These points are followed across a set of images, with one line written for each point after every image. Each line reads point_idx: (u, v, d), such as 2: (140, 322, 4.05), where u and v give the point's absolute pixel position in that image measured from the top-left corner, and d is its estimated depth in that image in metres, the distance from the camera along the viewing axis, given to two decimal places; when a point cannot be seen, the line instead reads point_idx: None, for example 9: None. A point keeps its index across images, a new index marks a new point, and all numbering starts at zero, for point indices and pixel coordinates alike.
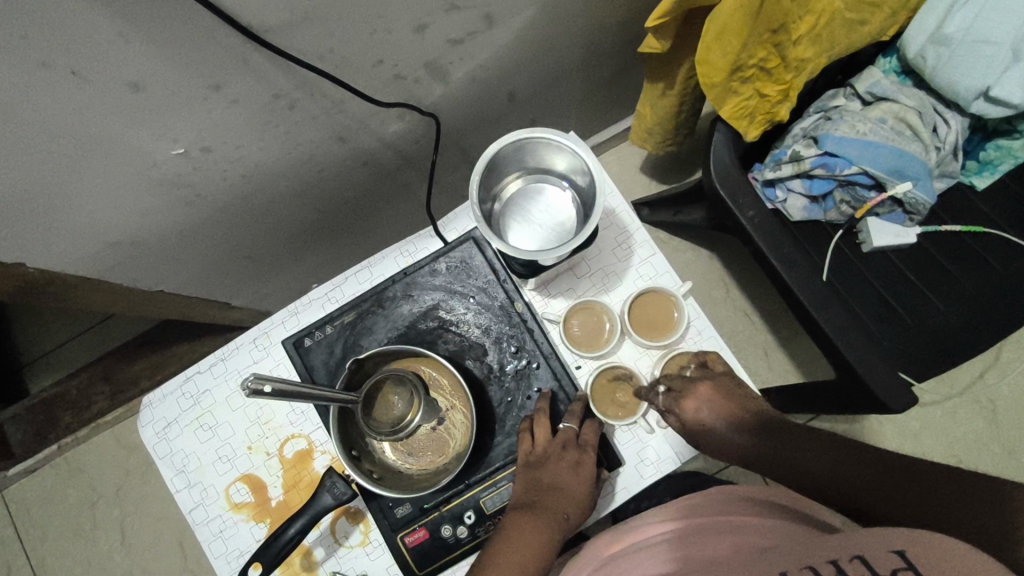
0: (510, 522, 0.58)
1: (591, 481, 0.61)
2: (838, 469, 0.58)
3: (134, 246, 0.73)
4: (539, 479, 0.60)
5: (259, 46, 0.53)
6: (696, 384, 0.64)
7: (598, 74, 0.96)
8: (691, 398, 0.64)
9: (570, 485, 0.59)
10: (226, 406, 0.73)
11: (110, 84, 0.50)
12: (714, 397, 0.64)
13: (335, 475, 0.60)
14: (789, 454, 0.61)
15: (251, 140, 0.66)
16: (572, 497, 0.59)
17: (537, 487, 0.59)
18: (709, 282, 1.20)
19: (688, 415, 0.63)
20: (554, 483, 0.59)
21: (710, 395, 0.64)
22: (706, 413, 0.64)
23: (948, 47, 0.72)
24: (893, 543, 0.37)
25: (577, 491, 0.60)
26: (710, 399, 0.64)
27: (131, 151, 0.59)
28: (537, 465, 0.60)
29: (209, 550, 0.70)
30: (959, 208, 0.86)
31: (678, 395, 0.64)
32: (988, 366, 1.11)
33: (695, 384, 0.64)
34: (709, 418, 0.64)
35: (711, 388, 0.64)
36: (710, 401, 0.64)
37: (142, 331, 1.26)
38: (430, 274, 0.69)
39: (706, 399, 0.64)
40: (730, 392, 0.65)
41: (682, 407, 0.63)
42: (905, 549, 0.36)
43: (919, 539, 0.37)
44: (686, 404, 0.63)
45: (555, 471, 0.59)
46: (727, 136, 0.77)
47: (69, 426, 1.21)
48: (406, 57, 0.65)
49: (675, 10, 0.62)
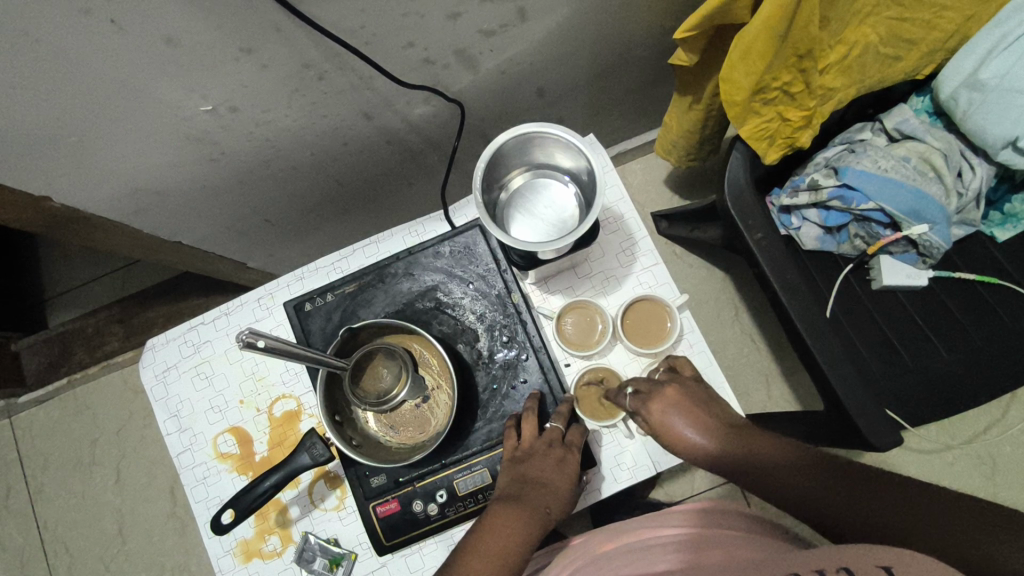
0: (489, 512, 0.56)
1: (575, 480, 0.59)
2: (813, 480, 0.53)
3: (159, 194, 0.76)
4: (524, 472, 0.59)
5: (291, 16, 0.55)
6: (662, 386, 0.61)
7: (630, 81, 0.96)
8: (656, 399, 0.60)
9: (553, 481, 0.58)
10: (225, 358, 0.75)
11: (148, 36, 0.53)
12: (682, 401, 0.60)
13: (316, 437, 0.62)
14: (757, 465, 0.55)
15: (279, 106, 0.68)
16: (555, 493, 0.58)
17: (519, 479, 0.58)
18: (718, 302, 1.19)
19: (653, 416, 0.59)
20: (538, 478, 0.58)
21: (677, 399, 0.60)
22: (674, 418, 0.59)
23: (981, 93, 0.71)
24: (882, 558, 0.39)
25: (560, 488, 0.58)
26: (678, 403, 0.60)
27: (163, 103, 0.61)
28: (523, 459, 0.60)
29: (191, 494, 0.73)
30: (976, 257, 0.84)
31: (644, 396, 0.61)
32: (993, 422, 1.09)
33: (661, 386, 0.61)
34: (678, 423, 0.59)
35: (681, 392, 0.60)
36: (678, 404, 0.60)
37: (161, 280, 1.30)
38: (433, 256, 0.71)
39: (674, 400, 0.60)
40: (700, 398, 0.60)
41: (648, 408, 0.60)
42: (892, 566, 0.38)
43: (907, 557, 0.38)
44: (652, 405, 0.60)
45: (539, 467, 0.59)
46: (744, 157, 0.77)
47: (82, 360, 1.28)
48: (436, 42, 0.67)
49: (704, 24, 0.62)
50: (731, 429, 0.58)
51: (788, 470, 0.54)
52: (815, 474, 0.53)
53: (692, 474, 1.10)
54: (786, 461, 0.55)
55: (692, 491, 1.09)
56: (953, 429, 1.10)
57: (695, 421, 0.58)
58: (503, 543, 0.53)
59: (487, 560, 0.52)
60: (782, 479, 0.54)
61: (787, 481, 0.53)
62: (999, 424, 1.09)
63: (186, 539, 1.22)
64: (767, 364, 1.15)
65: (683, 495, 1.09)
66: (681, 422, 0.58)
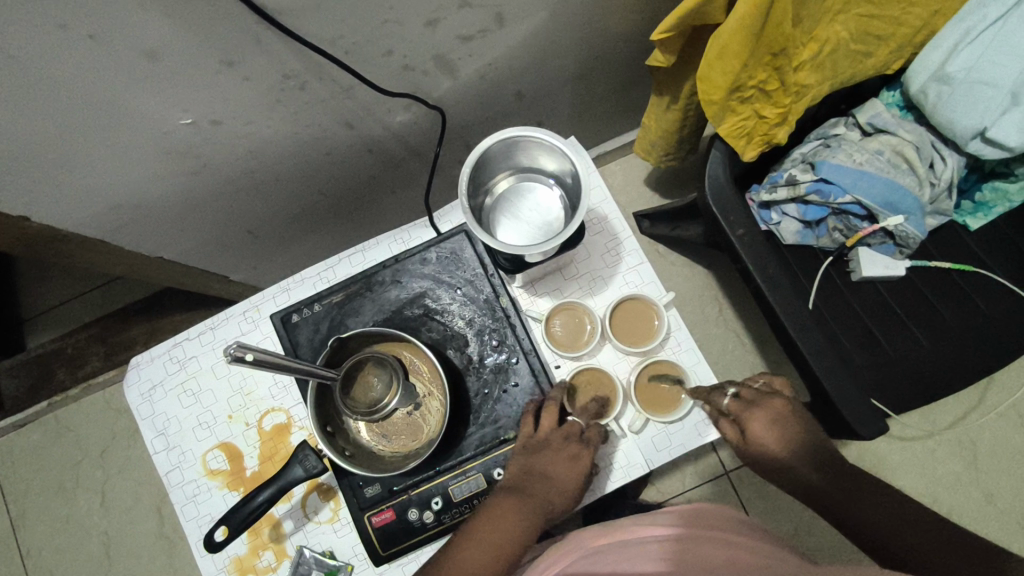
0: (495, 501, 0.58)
1: (585, 475, 0.61)
2: (871, 502, 0.54)
3: (140, 210, 0.75)
4: (531, 467, 0.61)
5: (271, 26, 0.55)
6: (770, 398, 0.63)
7: (608, 83, 0.97)
8: (757, 413, 0.62)
9: (563, 478, 0.60)
10: (211, 374, 0.74)
11: (126, 50, 0.52)
12: (783, 416, 0.62)
13: (308, 449, 0.62)
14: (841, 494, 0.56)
15: (260, 117, 0.68)
16: (562, 489, 0.60)
17: (528, 473, 0.60)
18: (702, 299, 1.21)
19: (752, 430, 0.61)
20: (546, 473, 0.60)
21: (780, 412, 0.62)
22: (771, 430, 0.61)
23: (949, 86, 0.72)
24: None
25: (569, 484, 0.60)
26: (778, 417, 0.62)
27: (142, 118, 0.61)
28: (534, 451, 0.62)
29: (181, 513, 0.72)
30: (949, 245, 0.87)
31: (744, 407, 0.63)
32: (972, 406, 1.12)
33: (770, 398, 0.63)
34: (772, 435, 0.61)
35: (785, 408, 0.62)
36: (779, 418, 0.62)
37: (141, 297, 1.28)
38: (420, 263, 0.71)
39: (772, 418, 0.62)
40: (799, 420, 0.62)
41: (749, 415, 0.62)
42: None
43: None
44: (755, 414, 0.62)
45: (551, 460, 0.61)
46: (724, 154, 0.78)
47: (63, 381, 1.25)
48: (416, 49, 0.67)
49: (680, 26, 0.63)
50: (816, 448, 0.60)
51: (853, 491, 0.56)
52: (880, 503, 0.54)
53: (683, 471, 1.11)
54: (859, 481, 0.57)
55: (684, 487, 1.10)
56: (934, 415, 1.12)
57: (786, 436, 0.61)
58: (503, 535, 0.55)
59: (485, 551, 0.54)
60: (846, 496, 0.55)
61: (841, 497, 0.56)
62: (977, 409, 1.12)
63: (176, 560, 1.20)
64: (752, 358, 1.17)
65: (676, 492, 1.10)
66: (776, 436, 0.61)
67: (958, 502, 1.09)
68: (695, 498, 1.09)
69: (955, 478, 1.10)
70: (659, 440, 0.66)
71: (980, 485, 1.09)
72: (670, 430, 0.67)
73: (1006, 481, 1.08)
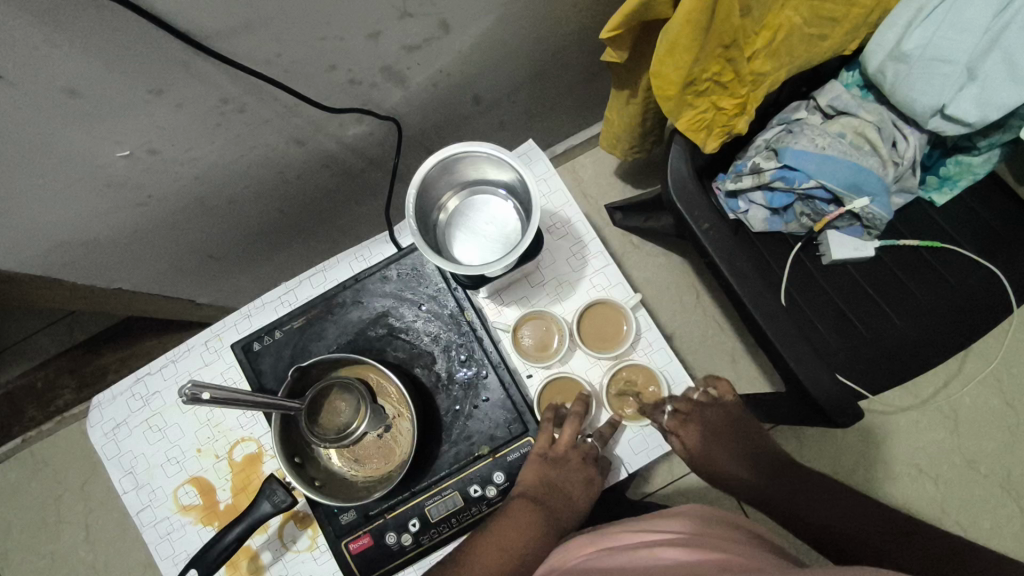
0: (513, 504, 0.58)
1: (593, 501, 0.61)
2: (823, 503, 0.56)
3: (88, 244, 0.73)
4: (553, 478, 0.60)
5: (198, 52, 0.53)
6: (703, 409, 0.65)
7: (567, 80, 0.96)
8: (695, 423, 0.63)
9: (577, 500, 0.60)
10: (176, 408, 0.72)
11: (45, 88, 0.50)
12: (719, 427, 0.64)
13: (275, 483, 0.61)
14: (782, 490, 0.59)
15: (202, 143, 0.65)
16: (574, 509, 0.60)
17: (551, 484, 0.59)
18: (679, 288, 1.20)
19: (691, 442, 0.63)
20: (565, 492, 0.59)
21: (714, 423, 0.64)
22: (708, 444, 0.63)
23: (906, 65, 0.71)
24: None
25: (580, 505, 0.60)
26: (712, 429, 0.64)
27: (76, 153, 0.58)
28: (556, 463, 0.61)
29: (155, 552, 0.70)
30: (917, 222, 0.86)
31: (683, 417, 0.64)
32: (952, 375, 1.12)
33: (702, 410, 0.64)
34: (715, 449, 0.63)
35: (718, 420, 0.65)
36: (715, 431, 0.64)
37: (111, 324, 1.25)
38: (381, 281, 0.69)
39: (707, 426, 0.64)
40: (736, 427, 0.65)
41: (684, 433, 0.63)
42: None
43: None
44: (692, 430, 0.63)
45: (570, 478, 0.60)
46: (684, 148, 0.77)
47: (34, 417, 1.23)
48: (360, 62, 0.65)
49: (629, 22, 0.62)
50: (754, 455, 0.63)
51: (793, 488, 0.59)
52: (827, 500, 0.56)
53: (670, 462, 1.10)
54: (803, 479, 0.59)
55: (673, 478, 1.10)
56: (915, 387, 1.12)
57: (727, 448, 0.63)
58: (520, 538, 0.55)
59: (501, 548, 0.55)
60: (791, 494, 0.58)
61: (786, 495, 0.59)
62: (957, 378, 1.12)
63: None
64: (732, 344, 1.16)
65: (665, 483, 1.10)
66: (717, 449, 0.63)
67: (942, 472, 1.10)
68: (683, 487, 1.09)
69: (938, 447, 1.10)
70: (637, 443, 0.66)
71: (962, 452, 1.10)
72: (647, 432, 0.66)
73: (988, 447, 1.09)
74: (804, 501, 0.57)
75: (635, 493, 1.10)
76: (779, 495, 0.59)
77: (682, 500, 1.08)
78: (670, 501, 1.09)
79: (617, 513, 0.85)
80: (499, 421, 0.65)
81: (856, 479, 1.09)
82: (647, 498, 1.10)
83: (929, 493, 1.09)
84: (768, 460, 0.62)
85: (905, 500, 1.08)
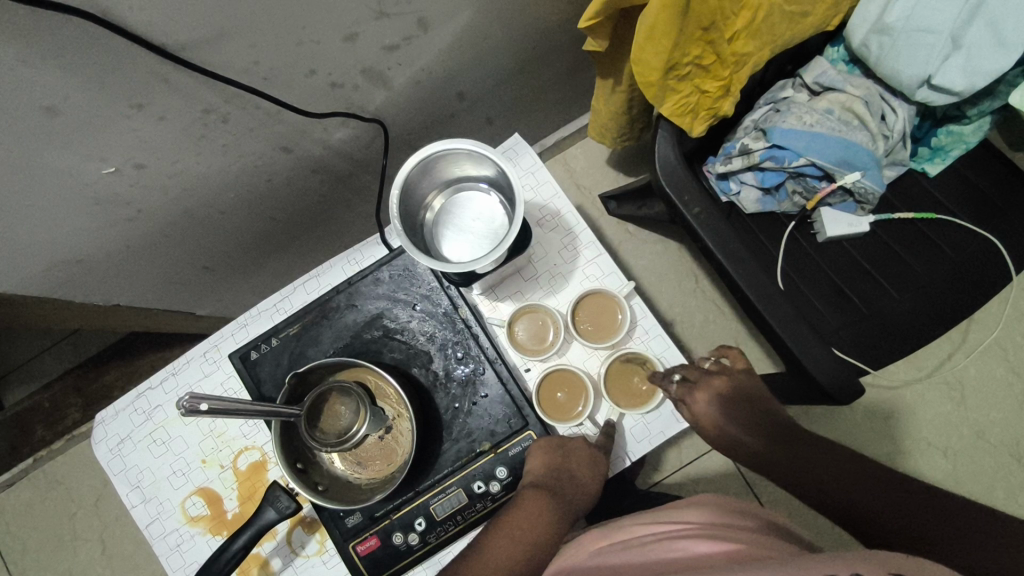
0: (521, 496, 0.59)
1: (602, 481, 0.61)
2: (846, 480, 0.53)
3: (81, 262, 0.73)
4: (557, 463, 0.60)
5: (176, 65, 0.53)
6: (711, 377, 0.64)
7: (551, 71, 0.95)
8: (703, 390, 0.63)
9: (587, 481, 0.60)
10: (179, 420, 0.73)
11: (23, 109, 0.50)
12: (726, 393, 0.63)
13: (279, 489, 0.62)
14: (803, 465, 0.56)
15: (187, 155, 0.66)
16: (585, 492, 0.60)
17: (557, 470, 0.60)
18: (677, 274, 1.20)
19: (699, 408, 0.63)
20: (572, 475, 0.60)
21: (722, 390, 0.63)
22: (717, 409, 0.62)
23: (890, 36, 0.70)
24: None
25: (590, 485, 0.61)
26: (722, 395, 0.63)
27: (62, 173, 0.59)
28: (559, 446, 0.62)
29: (167, 564, 0.70)
30: (911, 195, 0.86)
31: (692, 385, 0.63)
32: (956, 346, 1.11)
33: (711, 377, 0.64)
34: (724, 415, 0.62)
35: (727, 385, 0.64)
36: (723, 396, 0.63)
37: (115, 340, 1.26)
38: (374, 283, 0.70)
39: (719, 393, 0.63)
40: (747, 395, 0.64)
41: (694, 399, 0.63)
42: None
43: None
44: (699, 396, 0.63)
45: (573, 458, 0.61)
46: (671, 134, 0.77)
47: (43, 437, 1.23)
48: (340, 66, 0.65)
49: (606, 10, 0.61)
50: (766, 423, 0.62)
51: (809, 463, 0.56)
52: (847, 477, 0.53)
53: (677, 448, 1.10)
54: (810, 451, 0.57)
55: (681, 464, 1.10)
56: (919, 359, 1.12)
57: (737, 416, 0.62)
58: (538, 527, 0.56)
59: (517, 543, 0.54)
60: (806, 467, 0.56)
61: (790, 462, 0.57)
62: (961, 349, 1.11)
63: None
64: (733, 327, 1.16)
65: (673, 469, 1.10)
66: (727, 416, 0.62)
67: (950, 444, 1.09)
68: (693, 472, 1.09)
69: (945, 419, 1.10)
70: (639, 431, 0.66)
71: (970, 424, 1.09)
72: (648, 420, 0.66)
73: (996, 417, 1.09)
74: (823, 475, 0.54)
75: (644, 482, 1.10)
76: (782, 459, 0.58)
77: (690, 486, 1.08)
78: (679, 487, 1.09)
79: (627, 503, 0.85)
80: (498, 417, 0.65)
81: (865, 456, 1.09)
82: (657, 485, 1.10)
83: (940, 466, 1.08)
84: (776, 427, 0.61)
85: (915, 474, 1.08)
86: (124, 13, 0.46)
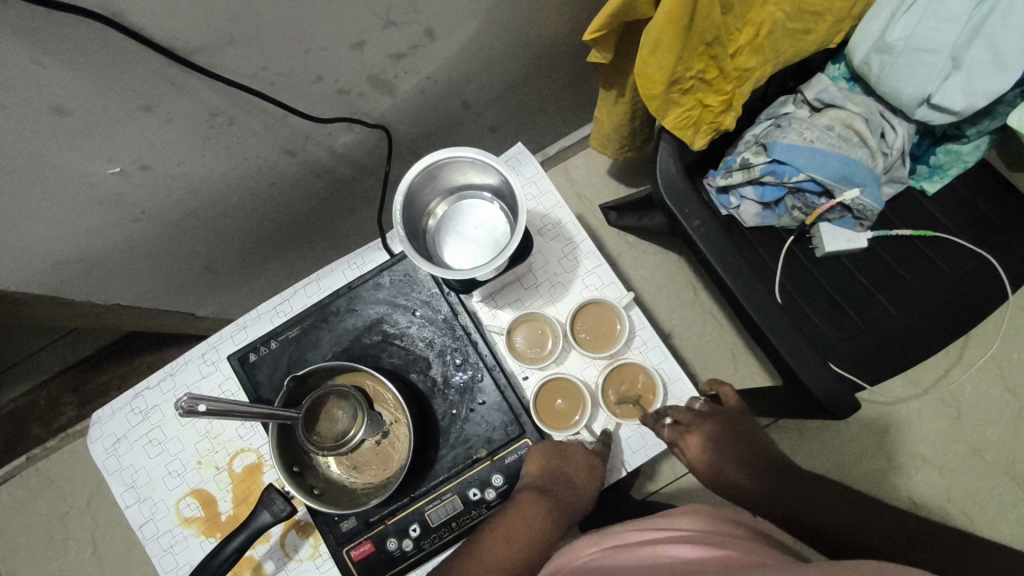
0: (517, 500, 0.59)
1: (598, 488, 0.62)
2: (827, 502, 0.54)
3: (83, 262, 0.74)
4: (556, 467, 0.61)
5: (185, 68, 0.54)
6: (703, 420, 0.63)
7: (554, 81, 0.96)
8: (694, 432, 0.62)
9: (583, 486, 0.60)
10: (175, 421, 0.73)
11: (31, 109, 0.51)
12: (716, 437, 0.63)
13: (274, 492, 0.62)
14: (794, 498, 0.56)
15: (192, 157, 0.66)
16: (580, 496, 0.60)
17: (557, 473, 0.60)
18: (676, 285, 1.20)
19: (690, 451, 0.62)
20: (571, 480, 0.60)
21: (713, 434, 0.63)
22: (709, 452, 0.62)
23: (891, 55, 0.71)
24: None
25: (587, 491, 0.61)
26: (715, 438, 0.62)
27: (67, 172, 0.59)
28: (559, 453, 0.62)
29: (159, 565, 0.70)
30: (910, 213, 0.86)
31: (683, 427, 0.62)
32: (952, 363, 1.12)
33: (705, 420, 0.63)
34: (717, 457, 0.62)
35: (719, 428, 0.63)
36: (719, 441, 0.63)
37: (112, 340, 1.26)
38: (374, 288, 0.70)
39: (711, 437, 0.62)
40: (740, 436, 0.63)
41: (685, 442, 0.62)
42: None
43: None
44: (689, 440, 0.62)
45: (573, 465, 0.61)
46: (673, 146, 0.77)
47: (38, 435, 1.24)
48: (346, 73, 0.66)
49: (611, 23, 0.62)
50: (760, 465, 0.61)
51: (796, 493, 0.56)
52: (828, 500, 0.54)
53: (673, 460, 1.10)
54: (804, 483, 0.57)
55: (677, 475, 1.10)
56: (915, 376, 1.12)
57: (731, 457, 0.62)
58: (530, 536, 0.57)
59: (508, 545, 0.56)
60: (795, 497, 0.56)
61: (784, 497, 0.57)
62: (958, 366, 1.12)
63: None
64: (731, 339, 1.16)
65: (669, 481, 1.10)
66: (718, 456, 0.62)
67: (945, 459, 1.09)
68: (688, 484, 1.09)
69: (941, 435, 1.10)
70: (635, 442, 0.66)
71: (966, 441, 1.10)
72: (644, 430, 0.66)
73: (991, 434, 1.09)
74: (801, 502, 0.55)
75: (639, 492, 1.10)
76: (774, 495, 0.57)
77: (685, 497, 1.08)
78: (674, 499, 1.09)
79: (624, 513, 0.84)
80: (495, 425, 0.66)
81: (861, 471, 1.09)
82: (652, 497, 1.09)
83: (935, 483, 1.08)
84: (767, 467, 0.61)
85: (910, 490, 1.08)
86: (135, 17, 0.47)
